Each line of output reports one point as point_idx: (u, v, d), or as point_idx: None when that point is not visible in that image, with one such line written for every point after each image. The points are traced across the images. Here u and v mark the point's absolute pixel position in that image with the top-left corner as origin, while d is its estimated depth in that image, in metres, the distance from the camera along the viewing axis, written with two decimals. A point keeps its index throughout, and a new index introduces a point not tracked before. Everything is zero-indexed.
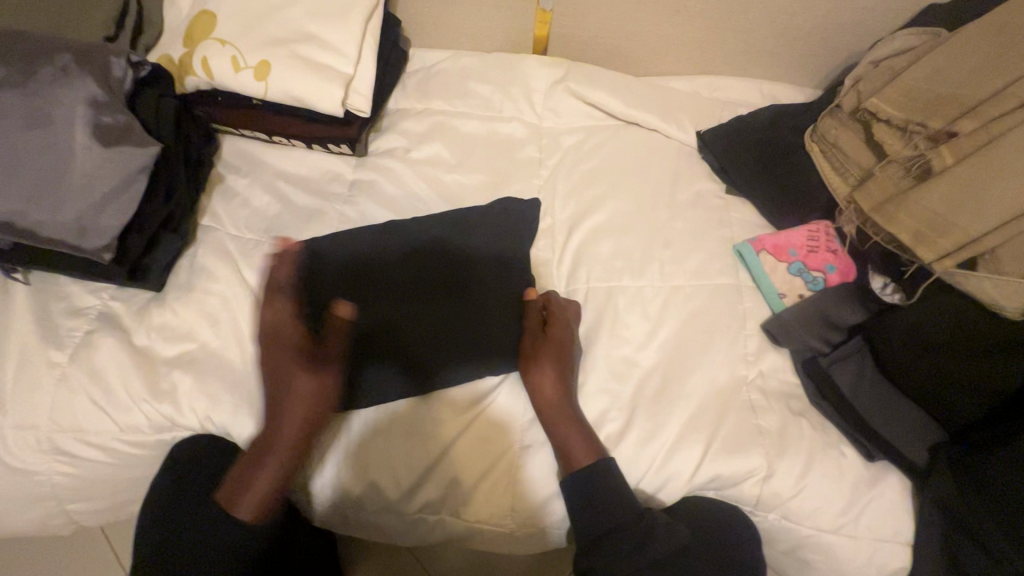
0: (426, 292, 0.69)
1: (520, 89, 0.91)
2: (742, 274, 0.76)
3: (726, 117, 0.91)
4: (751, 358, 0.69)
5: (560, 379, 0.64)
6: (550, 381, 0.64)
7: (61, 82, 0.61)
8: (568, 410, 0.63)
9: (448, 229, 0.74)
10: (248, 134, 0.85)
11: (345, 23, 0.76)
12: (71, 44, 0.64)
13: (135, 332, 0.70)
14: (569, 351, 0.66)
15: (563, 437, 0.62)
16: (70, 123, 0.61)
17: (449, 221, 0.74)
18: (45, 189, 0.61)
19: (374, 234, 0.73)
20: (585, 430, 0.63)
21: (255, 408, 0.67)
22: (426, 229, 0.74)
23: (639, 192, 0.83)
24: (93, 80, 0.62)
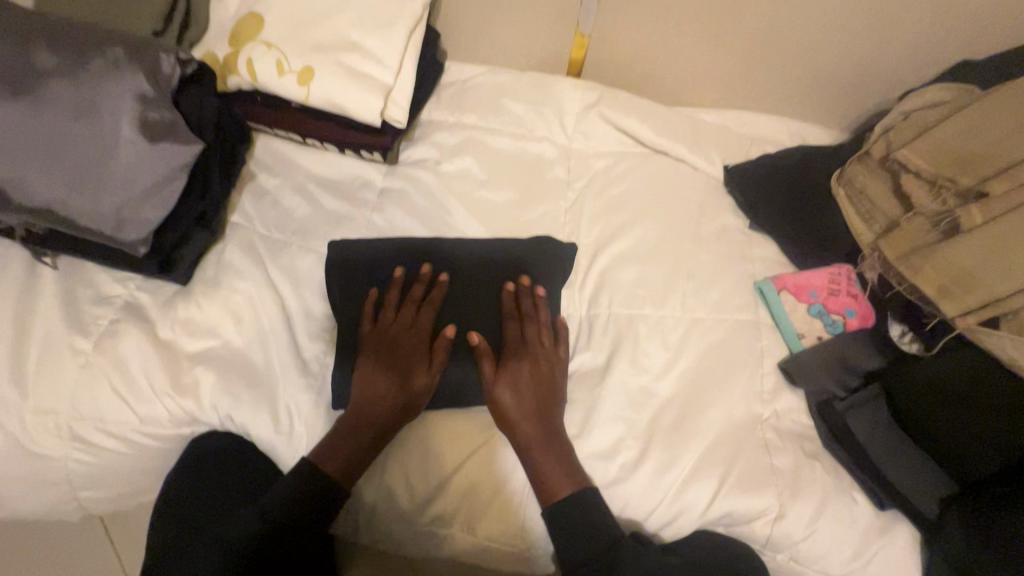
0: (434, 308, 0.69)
1: (552, 110, 0.93)
2: (761, 310, 0.77)
3: (754, 153, 0.92)
4: (767, 396, 0.70)
5: (537, 413, 0.65)
6: (515, 407, 0.64)
7: (111, 74, 0.62)
8: (538, 437, 0.64)
9: (476, 254, 0.73)
10: (282, 135, 0.85)
11: (389, 34, 0.78)
12: (126, 37, 0.65)
13: (159, 325, 0.70)
14: (549, 382, 0.67)
15: (540, 465, 0.63)
16: (117, 116, 0.62)
17: (477, 245, 0.74)
18: (87, 179, 0.61)
19: (409, 248, 0.73)
20: (565, 458, 0.64)
21: (275, 412, 0.68)
22: (455, 250, 0.73)
23: (664, 222, 0.84)
24: (142, 76, 0.63)
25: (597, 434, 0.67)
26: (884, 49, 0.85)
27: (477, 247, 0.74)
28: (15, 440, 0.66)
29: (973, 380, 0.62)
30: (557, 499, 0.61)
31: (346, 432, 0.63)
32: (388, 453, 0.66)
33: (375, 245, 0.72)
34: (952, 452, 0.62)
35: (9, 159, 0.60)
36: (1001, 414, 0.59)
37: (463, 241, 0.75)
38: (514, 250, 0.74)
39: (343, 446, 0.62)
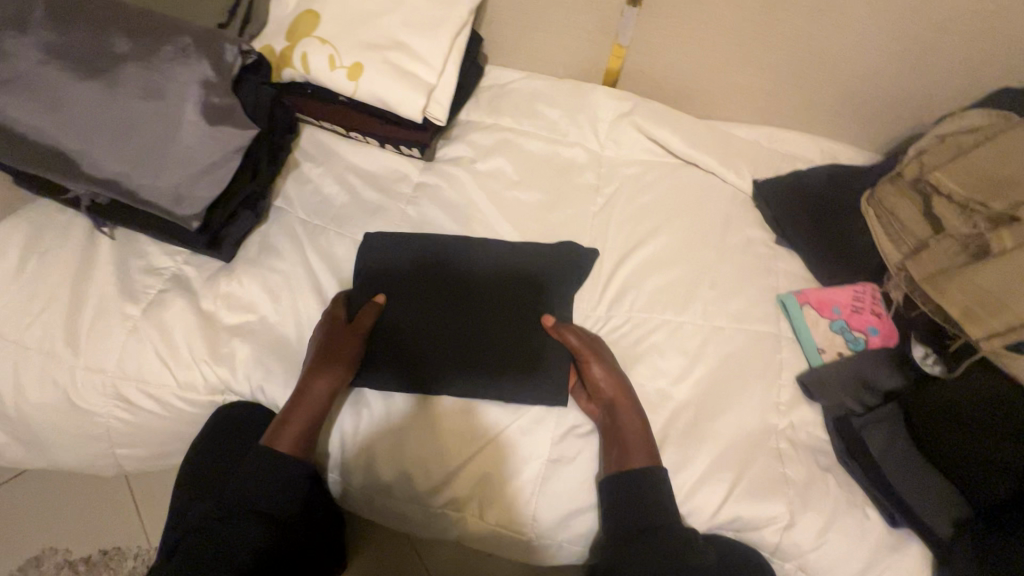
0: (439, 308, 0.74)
1: (586, 117, 0.95)
2: (783, 323, 0.78)
3: (784, 169, 0.93)
4: (783, 408, 0.71)
5: (627, 396, 0.67)
6: (604, 382, 0.68)
7: (180, 60, 0.66)
8: (636, 416, 0.67)
9: (467, 257, 0.77)
10: (328, 126, 0.90)
11: (436, 36, 0.82)
12: (195, 27, 0.69)
13: (202, 297, 0.75)
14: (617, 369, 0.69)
15: (625, 442, 0.65)
16: (181, 98, 0.66)
17: (471, 244, 0.78)
18: (150, 155, 0.65)
19: (400, 249, 0.76)
20: (642, 429, 0.66)
21: None
22: (446, 248, 0.77)
23: (690, 231, 0.85)
24: (208, 63, 0.67)
25: None
26: (922, 73, 0.85)
27: (458, 246, 0.77)
28: (63, 397, 0.71)
29: (1000, 405, 0.61)
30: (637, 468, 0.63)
31: (287, 416, 0.67)
32: (405, 434, 0.67)
33: (417, 242, 0.77)
34: (967, 474, 0.62)
35: (81, 132, 0.64)
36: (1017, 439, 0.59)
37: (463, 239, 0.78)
38: (514, 252, 0.78)
39: (289, 426, 0.67)
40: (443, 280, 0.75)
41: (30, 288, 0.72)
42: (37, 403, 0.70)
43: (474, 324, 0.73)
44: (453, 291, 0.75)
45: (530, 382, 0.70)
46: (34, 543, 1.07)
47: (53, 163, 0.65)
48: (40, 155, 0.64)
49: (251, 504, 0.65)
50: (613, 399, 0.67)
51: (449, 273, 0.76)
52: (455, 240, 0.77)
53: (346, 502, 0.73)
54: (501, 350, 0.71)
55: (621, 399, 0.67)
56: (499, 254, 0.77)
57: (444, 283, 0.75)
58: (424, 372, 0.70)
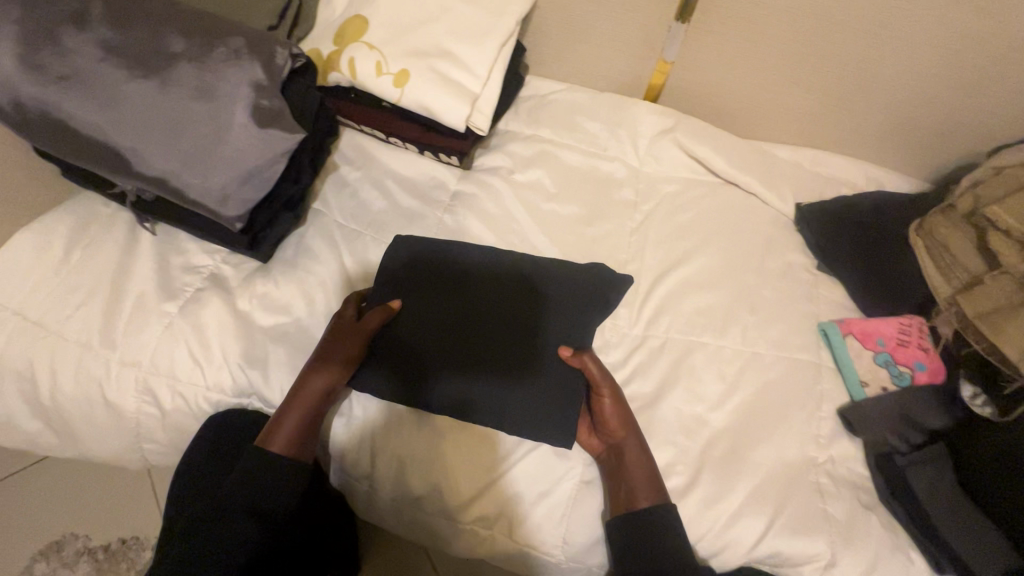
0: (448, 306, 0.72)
1: (627, 132, 0.94)
2: (824, 354, 0.76)
3: (827, 193, 0.91)
4: (823, 441, 0.69)
5: (636, 434, 0.65)
6: (615, 416, 0.66)
7: (233, 62, 0.67)
8: (637, 458, 0.64)
9: (476, 263, 0.74)
10: (367, 131, 0.90)
11: (482, 46, 0.81)
12: (251, 31, 0.70)
13: (238, 297, 0.75)
14: (627, 410, 0.67)
15: (628, 481, 0.63)
16: (233, 99, 0.66)
17: (481, 250, 0.76)
18: (198, 156, 0.65)
19: (409, 252, 0.75)
20: (647, 469, 0.64)
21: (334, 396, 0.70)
22: (456, 251, 0.75)
23: (730, 253, 0.83)
24: (259, 66, 0.67)
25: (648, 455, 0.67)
26: (976, 103, 0.83)
27: (467, 252, 0.75)
28: (94, 392, 0.70)
29: None
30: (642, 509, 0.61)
31: (280, 411, 0.66)
32: (435, 449, 0.66)
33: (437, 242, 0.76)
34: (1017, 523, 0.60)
35: (132, 129, 0.64)
36: None
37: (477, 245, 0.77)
38: (527, 260, 0.76)
39: (283, 424, 0.65)
40: (461, 279, 0.73)
41: (70, 280, 0.73)
42: (69, 396, 0.70)
43: (476, 328, 0.70)
44: (471, 295, 0.72)
45: (522, 388, 0.67)
46: (59, 525, 1.10)
47: (106, 160, 0.65)
48: (93, 151, 0.65)
49: (243, 501, 0.62)
50: (619, 437, 0.65)
51: (455, 276, 0.74)
52: (467, 246, 0.76)
53: (372, 512, 0.72)
54: (499, 354, 0.69)
55: (627, 437, 0.65)
56: (507, 261, 0.75)
57: (446, 287, 0.73)
58: (418, 371, 0.68)
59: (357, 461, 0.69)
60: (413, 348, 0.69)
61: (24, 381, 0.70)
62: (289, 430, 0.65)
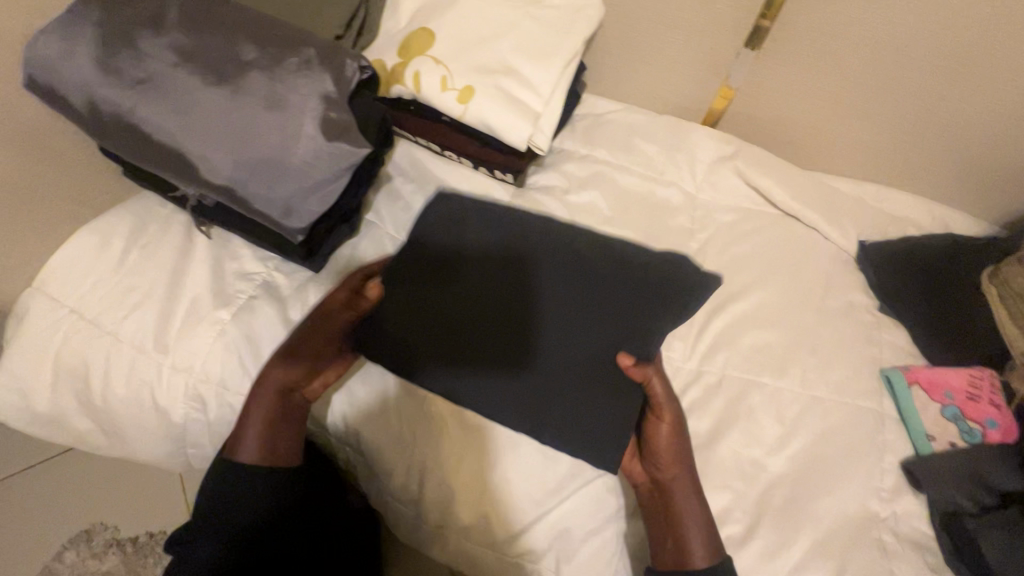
0: (465, 294, 0.70)
1: (685, 158, 0.92)
2: (887, 402, 0.73)
3: (892, 231, 0.88)
4: (886, 495, 0.66)
5: (692, 479, 0.63)
6: (665, 446, 0.63)
7: (304, 73, 0.66)
8: (691, 510, 0.61)
9: (493, 246, 0.72)
10: (423, 143, 0.89)
11: (548, 65, 0.80)
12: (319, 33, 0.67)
13: (289, 306, 0.74)
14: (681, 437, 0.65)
15: (663, 520, 0.62)
16: (302, 111, 0.65)
17: (501, 230, 0.73)
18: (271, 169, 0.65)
19: (428, 235, 0.74)
20: (702, 518, 0.62)
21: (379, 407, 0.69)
22: (467, 233, 0.73)
23: (790, 289, 0.81)
24: (330, 78, 0.67)
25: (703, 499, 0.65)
26: None
27: (486, 232, 0.73)
28: (144, 395, 0.70)
29: None
30: (693, 566, 0.59)
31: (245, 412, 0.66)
32: (486, 477, 0.65)
33: (469, 232, 0.73)
34: None
35: (200, 137, 0.64)
36: None
37: (504, 219, 0.75)
38: (554, 245, 0.72)
39: (246, 424, 0.66)
40: (497, 266, 0.71)
41: (127, 281, 0.73)
42: (120, 397, 0.70)
43: (484, 318, 0.69)
44: (504, 284, 0.70)
45: (512, 384, 0.65)
46: (88, 515, 1.11)
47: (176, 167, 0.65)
48: (161, 156, 0.65)
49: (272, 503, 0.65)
50: (682, 488, 0.62)
51: (463, 258, 0.72)
52: (487, 228, 0.74)
53: (415, 536, 0.71)
54: (503, 349, 0.67)
55: (688, 490, 0.62)
56: (530, 240, 0.73)
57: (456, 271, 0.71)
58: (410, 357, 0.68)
59: (407, 483, 0.68)
60: (407, 338, 0.68)
61: (77, 380, 0.70)
62: (253, 434, 0.65)
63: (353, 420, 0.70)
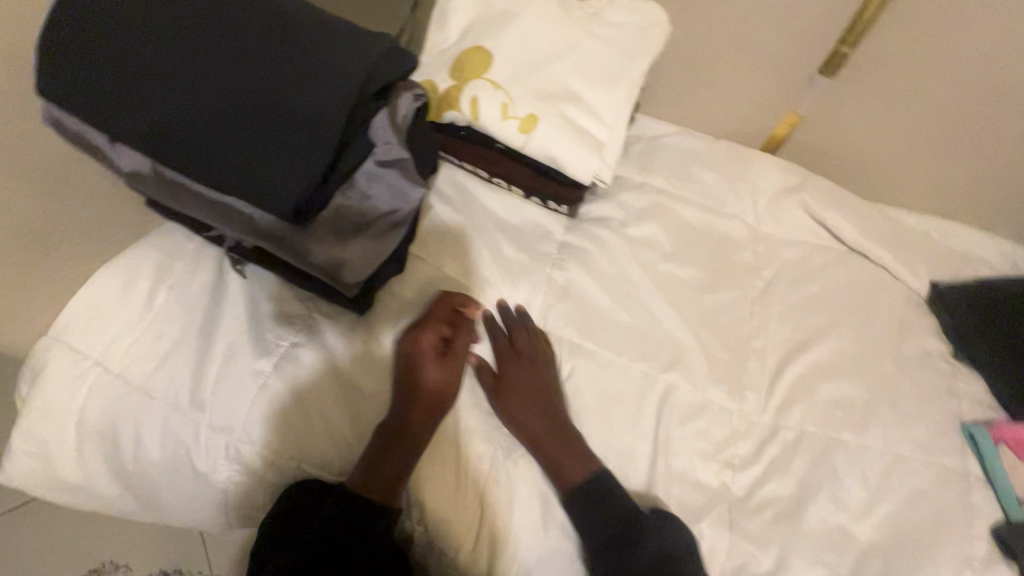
0: (254, 146, 0.53)
1: (747, 188, 0.87)
2: (971, 461, 0.69)
3: (961, 270, 0.84)
4: (978, 565, 0.63)
5: (581, 460, 0.64)
6: (518, 402, 0.66)
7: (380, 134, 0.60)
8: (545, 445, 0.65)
9: (241, 129, 0.53)
10: (468, 168, 0.82)
11: (612, 91, 0.74)
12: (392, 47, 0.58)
13: (339, 357, 0.67)
14: (540, 389, 0.67)
15: (548, 455, 0.65)
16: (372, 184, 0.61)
17: (259, 53, 0.54)
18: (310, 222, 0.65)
19: (249, 125, 0.53)
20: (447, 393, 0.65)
21: (432, 466, 0.64)
22: (231, 85, 0.53)
23: (863, 335, 0.77)
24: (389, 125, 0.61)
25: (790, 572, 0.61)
26: None
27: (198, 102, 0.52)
28: (182, 460, 0.64)
29: None
30: (563, 480, 0.63)
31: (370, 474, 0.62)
32: None
33: (239, 83, 0.53)
34: None
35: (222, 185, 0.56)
36: None
37: (221, 81, 0.53)
38: (276, 28, 0.55)
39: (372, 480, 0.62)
40: (172, 107, 0.52)
41: (154, 329, 0.66)
42: (155, 462, 0.64)
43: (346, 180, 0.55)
44: (196, 120, 0.53)
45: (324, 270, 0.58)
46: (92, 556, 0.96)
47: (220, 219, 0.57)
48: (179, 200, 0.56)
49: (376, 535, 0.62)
50: (500, 398, 0.67)
51: (234, 110, 0.53)
52: (189, 91, 0.52)
53: None
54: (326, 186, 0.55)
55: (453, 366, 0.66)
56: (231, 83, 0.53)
57: (317, 151, 0.53)
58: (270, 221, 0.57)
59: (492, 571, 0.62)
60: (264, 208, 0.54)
61: (105, 438, 0.64)
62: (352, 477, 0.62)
63: (400, 474, 0.64)
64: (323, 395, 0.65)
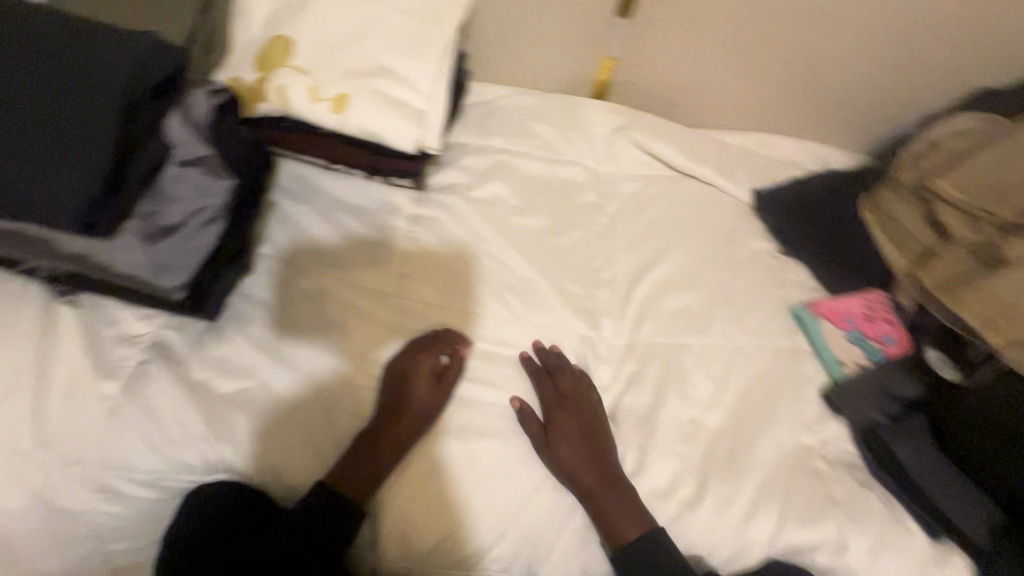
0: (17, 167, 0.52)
1: (581, 135, 0.92)
2: (801, 339, 0.78)
3: (779, 175, 0.93)
4: (813, 424, 0.71)
5: (630, 508, 0.63)
6: (577, 460, 0.65)
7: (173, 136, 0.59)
8: (629, 509, 0.63)
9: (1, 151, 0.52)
10: (307, 159, 0.83)
11: (420, 59, 0.76)
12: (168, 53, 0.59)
13: (192, 365, 0.67)
14: (594, 432, 0.68)
15: (600, 504, 0.64)
16: (173, 186, 0.60)
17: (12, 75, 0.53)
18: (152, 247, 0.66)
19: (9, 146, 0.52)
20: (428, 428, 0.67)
21: (303, 448, 0.66)
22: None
23: (699, 248, 0.84)
24: (180, 124, 0.59)
25: (652, 470, 0.67)
26: (900, 73, 0.90)
27: None
28: (37, 500, 0.62)
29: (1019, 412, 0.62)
30: (618, 537, 0.62)
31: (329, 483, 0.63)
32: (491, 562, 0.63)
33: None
34: (986, 474, 0.64)
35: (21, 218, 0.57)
36: None
37: None
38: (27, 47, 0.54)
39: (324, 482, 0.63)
40: None
41: None
42: (8, 509, 0.62)
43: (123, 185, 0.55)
44: None
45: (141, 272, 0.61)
46: None
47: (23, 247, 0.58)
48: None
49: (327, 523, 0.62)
50: (560, 443, 0.66)
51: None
52: None
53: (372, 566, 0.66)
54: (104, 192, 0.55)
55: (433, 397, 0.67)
56: None
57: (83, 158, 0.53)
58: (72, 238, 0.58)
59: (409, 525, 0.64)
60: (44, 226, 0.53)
61: None
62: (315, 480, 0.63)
63: (270, 463, 0.65)
64: (177, 405, 0.64)
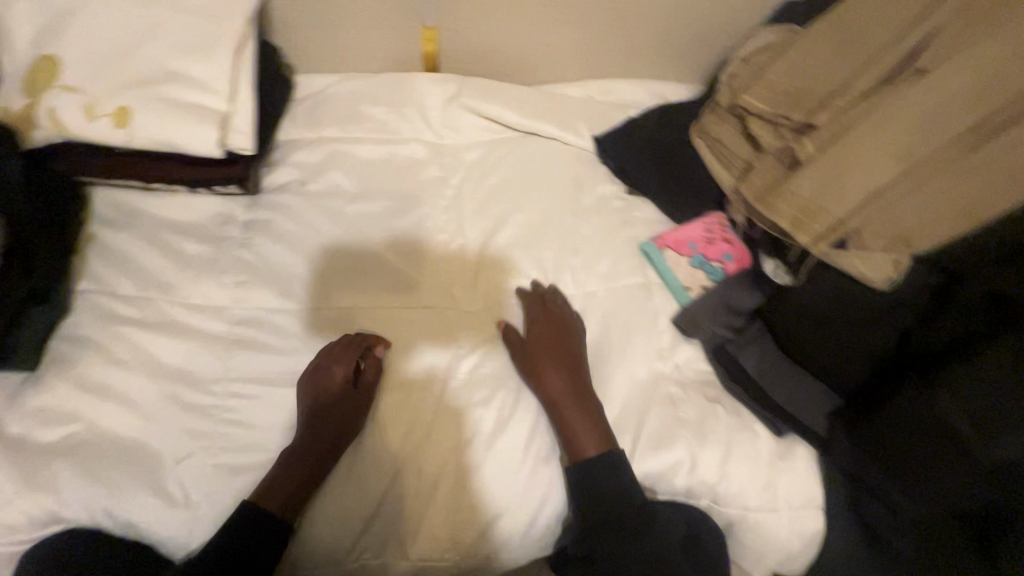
0: None
1: (415, 110, 0.89)
2: (651, 273, 0.79)
3: (620, 118, 0.94)
4: (666, 352, 0.74)
5: (597, 431, 0.67)
6: (557, 386, 0.69)
7: None
8: (596, 430, 0.67)
9: None
10: (121, 183, 0.77)
11: (209, 58, 0.72)
12: None
13: (5, 421, 0.63)
14: (572, 363, 0.71)
15: (570, 428, 0.67)
16: None
17: None
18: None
19: None
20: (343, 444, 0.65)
21: (143, 484, 0.62)
22: None
23: (546, 203, 0.84)
24: None
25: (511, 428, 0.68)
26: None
27: None
28: None
29: (838, 299, 0.65)
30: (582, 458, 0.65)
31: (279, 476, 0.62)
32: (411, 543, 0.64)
33: None
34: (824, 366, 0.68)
35: None
36: (867, 326, 0.64)
37: None
38: None
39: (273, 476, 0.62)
40: None
41: None
42: None
43: None
44: None
45: None
46: None
47: None
48: None
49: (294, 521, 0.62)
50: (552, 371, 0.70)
51: None
52: None
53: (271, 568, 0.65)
54: None
55: (347, 402, 0.66)
56: None
57: None
58: None
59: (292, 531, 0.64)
60: None
61: None
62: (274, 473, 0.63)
63: (103, 507, 0.61)
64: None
